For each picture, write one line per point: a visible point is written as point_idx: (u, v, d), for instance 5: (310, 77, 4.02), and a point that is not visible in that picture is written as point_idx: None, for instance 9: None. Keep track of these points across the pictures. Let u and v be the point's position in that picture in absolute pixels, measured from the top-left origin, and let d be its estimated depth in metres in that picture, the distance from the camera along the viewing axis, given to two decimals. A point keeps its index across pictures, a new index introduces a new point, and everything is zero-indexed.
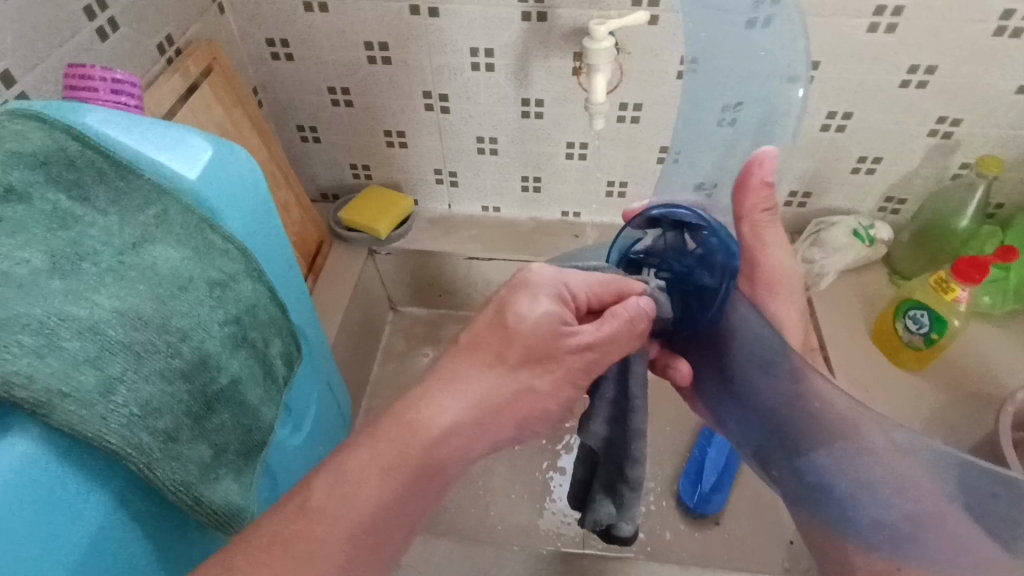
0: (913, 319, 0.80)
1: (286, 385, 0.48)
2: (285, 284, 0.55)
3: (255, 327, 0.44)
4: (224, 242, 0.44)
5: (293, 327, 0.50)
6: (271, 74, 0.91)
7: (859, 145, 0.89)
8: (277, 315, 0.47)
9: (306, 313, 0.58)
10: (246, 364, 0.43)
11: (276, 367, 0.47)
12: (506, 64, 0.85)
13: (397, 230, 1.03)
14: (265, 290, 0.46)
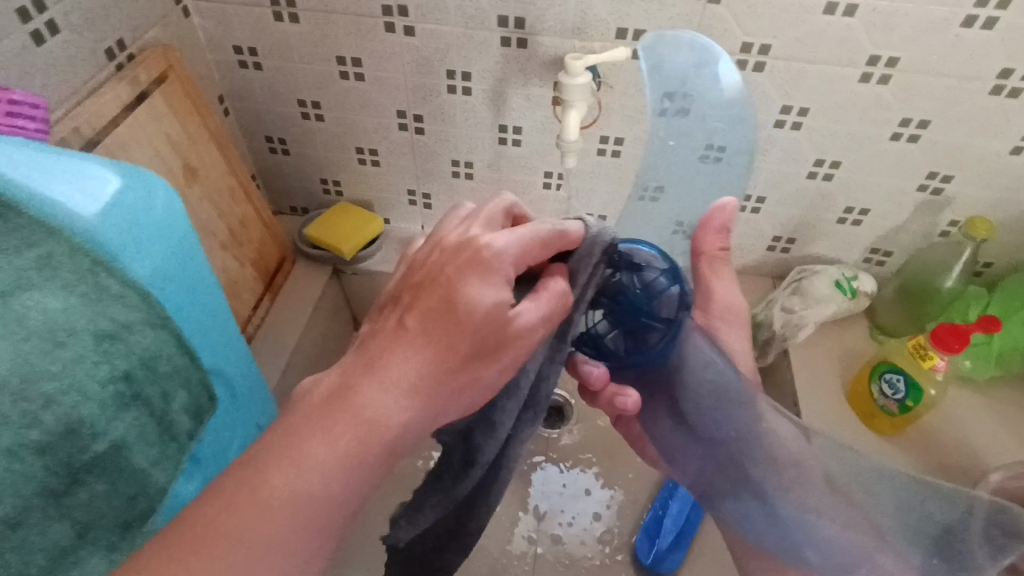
0: (889, 384, 0.77)
1: (186, 436, 0.47)
2: (204, 322, 0.53)
3: (149, 381, 0.42)
4: (121, 286, 0.41)
5: (204, 379, 0.48)
6: (238, 83, 0.87)
7: (847, 195, 0.85)
8: (182, 365, 0.46)
9: (229, 353, 0.57)
10: (133, 427, 0.42)
11: (176, 419, 0.46)
12: (484, 89, 0.81)
13: (363, 251, 0.99)
14: (169, 339, 0.44)
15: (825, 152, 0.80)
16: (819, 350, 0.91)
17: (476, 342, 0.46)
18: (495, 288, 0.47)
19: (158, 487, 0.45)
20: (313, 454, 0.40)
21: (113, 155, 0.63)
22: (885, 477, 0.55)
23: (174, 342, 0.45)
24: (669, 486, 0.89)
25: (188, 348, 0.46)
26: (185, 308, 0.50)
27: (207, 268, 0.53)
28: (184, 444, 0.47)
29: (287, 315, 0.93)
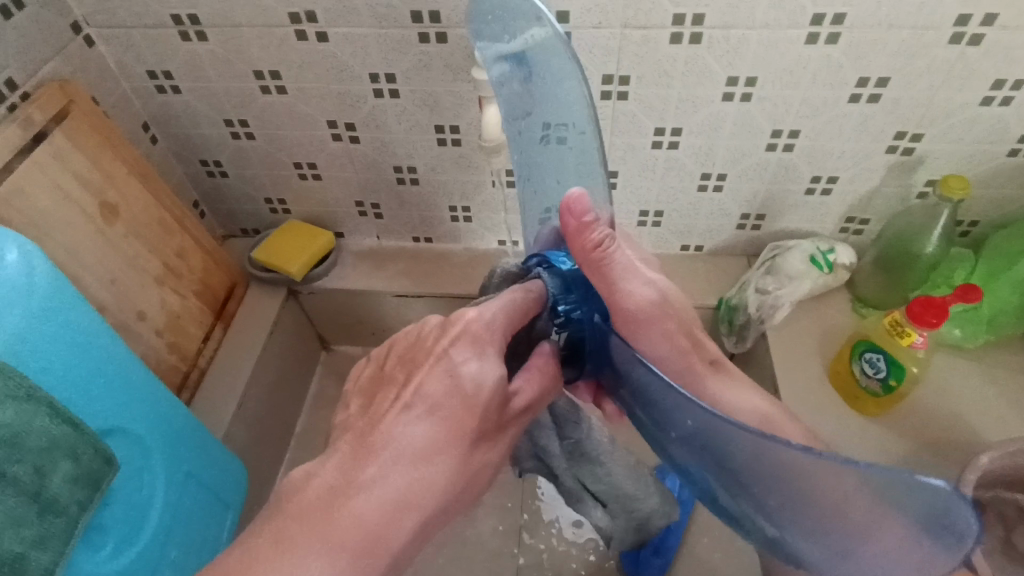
0: (869, 363, 0.72)
1: (68, 502, 0.50)
2: (90, 382, 0.56)
3: (11, 457, 0.46)
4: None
5: (89, 443, 0.52)
6: (161, 108, 0.83)
7: (811, 164, 0.80)
8: (53, 434, 0.49)
9: (128, 409, 0.59)
10: (5, 504, 0.45)
11: (53, 487, 0.49)
12: (412, 91, 0.77)
13: (316, 269, 0.95)
14: (30, 411, 0.47)
15: (781, 122, 0.75)
16: (798, 331, 0.86)
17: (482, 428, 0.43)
18: (489, 363, 0.44)
19: (45, 565, 0.48)
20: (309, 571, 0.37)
21: (9, 204, 0.60)
22: (864, 476, 0.22)
23: (43, 410, 0.48)
24: None
25: (61, 415, 0.50)
26: (59, 372, 0.53)
27: (87, 329, 0.56)
28: (67, 510, 0.50)
29: (241, 344, 0.90)
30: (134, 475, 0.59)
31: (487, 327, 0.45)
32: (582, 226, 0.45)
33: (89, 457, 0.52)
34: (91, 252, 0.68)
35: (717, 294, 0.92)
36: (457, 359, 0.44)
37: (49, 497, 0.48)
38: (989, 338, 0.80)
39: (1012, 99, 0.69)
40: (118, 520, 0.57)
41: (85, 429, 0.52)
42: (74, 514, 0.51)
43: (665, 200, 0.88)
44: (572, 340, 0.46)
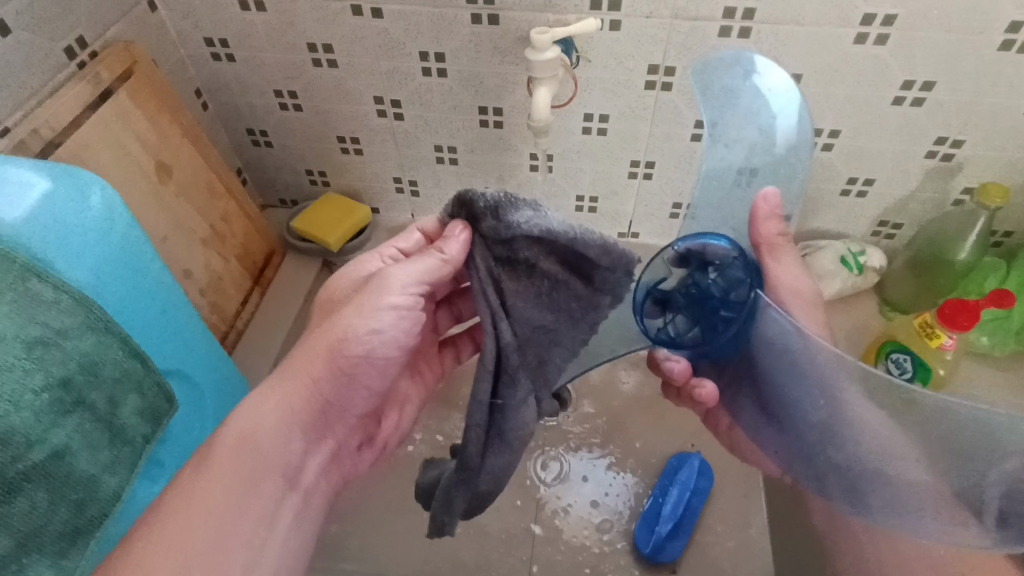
0: (895, 363, 0.71)
1: (133, 431, 0.54)
2: (154, 322, 0.59)
3: (89, 384, 0.49)
4: (56, 292, 0.47)
5: (156, 382, 0.56)
6: (214, 75, 0.85)
7: (849, 165, 0.80)
8: (124, 366, 0.52)
9: (184, 352, 0.63)
10: (82, 428, 0.48)
11: (121, 416, 0.52)
12: (459, 70, 0.78)
13: (351, 242, 0.98)
14: (107, 343, 0.50)
15: (822, 121, 0.76)
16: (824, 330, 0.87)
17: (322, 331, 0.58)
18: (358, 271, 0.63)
19: (114, 489, 0.52)
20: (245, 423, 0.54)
21: (75, 157, 0.62)
22: (915, 472, 0.41)
23: (118, 345, 0.52)
24: (669, 470, 0.87)
25: (133, 352, 0.53)
26: (129, 310, 0.56)
27: (156, 273, 0.59)
28: (131, 439, 0.53)
29: (277, 310, 0.93)
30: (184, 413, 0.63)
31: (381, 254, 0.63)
32: (771, 216, 0.65)
33: (153, 394, 0.56)
34: (145, 209, 0.71)
35: None
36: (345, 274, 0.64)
37: (119, 426, 0.52)
38: (1018, 348, 0.80)
39: None
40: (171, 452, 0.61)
41: (152, 368, 0.55)
42: (138, 445, 0.54)
43: None
44: (705, 323, 0.55)
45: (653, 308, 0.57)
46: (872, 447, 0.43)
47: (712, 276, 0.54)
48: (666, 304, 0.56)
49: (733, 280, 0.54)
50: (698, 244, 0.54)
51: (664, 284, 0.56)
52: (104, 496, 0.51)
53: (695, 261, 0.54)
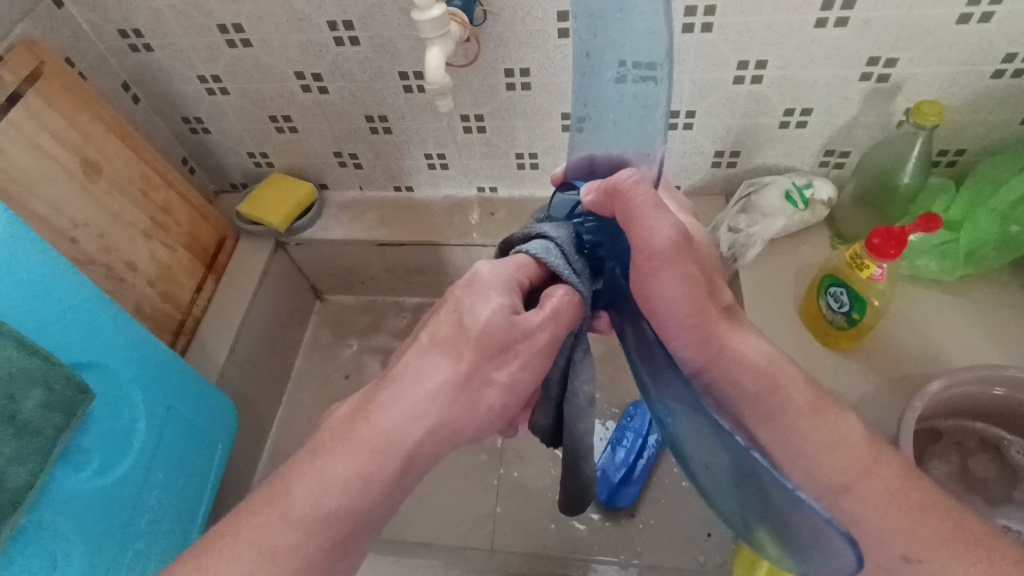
0: (833, 298, 0.71)
1: (56, 439, 0.48)
2: (93, 338, 0.57)
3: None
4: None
5: (67, 372, 0.49)
6: (137, 67, 0.85)
7: (783, 95, 0.78)
8: (38, 367, 0.47)
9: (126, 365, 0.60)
10: None
11: (39, 421, 0.47)
12: (371, 37, 0.76)
13: (299, 220, 0.98)
14: (7, 347, 0.45)
15: (747, 53, 0.73)
16: (772, 268, 0.85)
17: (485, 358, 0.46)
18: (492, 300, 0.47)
19: (26, 480, 0.46)
20: (336, 468, 0.44)
21: None
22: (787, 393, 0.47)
23: (12, 344, 0.45)
24: (621, 420, 0.86)
25: (31, 346, 0.46)
26: (53, 330, 0.54)
27: (99, 297, 0.58)
28: (57, 444, 0.49)
29: (231, 293, 0.94)
30: (111, 405, 0.58)
31: (509, 280, 0.48)
32: (630, 190, 0.46)
33: (64, 387, 0.49)
34: (73, 208, 0.73)
35: None
36: (473, 299, 0.47)
37: (25, 424, 0.46)
38: (968, 273, 0.78)
39: (991, 16, 0.65)
40: (94, 442, 0.56)
41: (60, 360, 0.48)
42: (53, 436, 0.48)
43: None
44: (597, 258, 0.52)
45: None
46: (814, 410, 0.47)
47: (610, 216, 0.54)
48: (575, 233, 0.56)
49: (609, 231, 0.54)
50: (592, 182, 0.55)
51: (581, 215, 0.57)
52: (9, 496, 0.45)
53: None
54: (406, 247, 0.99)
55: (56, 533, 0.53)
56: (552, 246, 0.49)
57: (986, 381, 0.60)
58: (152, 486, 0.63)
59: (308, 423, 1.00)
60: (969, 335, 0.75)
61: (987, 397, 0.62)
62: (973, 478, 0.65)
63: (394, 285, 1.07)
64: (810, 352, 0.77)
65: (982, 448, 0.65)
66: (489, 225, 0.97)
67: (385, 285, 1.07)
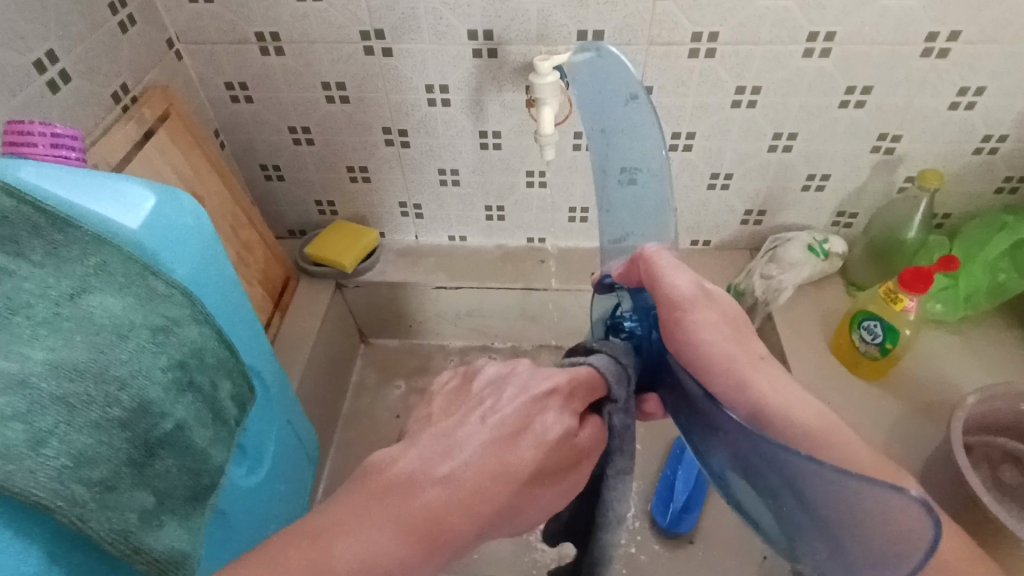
0: (867, 331, 0.82)
1: (236, 427, 0.50)
2: (251, 346, 0.58)
3: (201, 371, 0.45)
4: (169, 286, 0.45)
5: (243, 367, 0.51)
6: (231, 116, 0.93)
7: (807, 163, 0.92)
8: (227, 358, 0.49)
9: (270, 375, 0.61)
10: (196, 408, 0.45)
11: (226, 409, 0.49)
12: (462, 99, 0.87)
13: (362, 264, 1.04)
14: (211, 333, 0.47)
15: (781, 126, 0.88)
16: (800, 311, 0.96)
17: (538, 475, 0.46)
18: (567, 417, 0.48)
19: (219, 466, 0.47)
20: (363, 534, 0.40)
21: None
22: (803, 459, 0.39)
23: (216, 334, 0.48)
24: (677, 453, 0.91)
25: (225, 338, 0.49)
26: (233, 335, 0.55)
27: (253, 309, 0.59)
28: (235, 436, 0.50)
29: (295, 330, 0.97)
30: (261, 411, 0.58)
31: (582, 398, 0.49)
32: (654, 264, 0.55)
33: (242, 381, 0.51)
34: None
35: (725, 282, 1.03)
36: (550, 411, 0.48)
37: (220, 410, 0.48)
38: (967, 313, 0.92)
39: (974, 105, 0.82)
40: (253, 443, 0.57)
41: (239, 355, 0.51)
42: (233, 426, 0.50)
43: (678, 199, 0.99)
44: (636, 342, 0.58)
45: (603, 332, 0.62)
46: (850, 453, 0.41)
47: (639, 299, 0.59)
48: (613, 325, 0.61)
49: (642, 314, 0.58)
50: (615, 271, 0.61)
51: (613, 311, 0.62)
52: (210, 479, 0.46)
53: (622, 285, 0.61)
54: (461, 290, 1.05)
55: (224, 540, 0.52)
56: (609, 364, 0.51)
57: (1008, 394, 0.71)
58: (277, 499, 0.63)
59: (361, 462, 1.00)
60: (974, 366, 0.88)
61: (1011, 410, 0.73)
62: (1004, 485, 0.74)
63: (441, 329, 1.12)
64: (845, 382, 0.87)
65: (1006, 459, 0.75)
66: (541, 271, 1.05)
67: (432, 329, 1.12)
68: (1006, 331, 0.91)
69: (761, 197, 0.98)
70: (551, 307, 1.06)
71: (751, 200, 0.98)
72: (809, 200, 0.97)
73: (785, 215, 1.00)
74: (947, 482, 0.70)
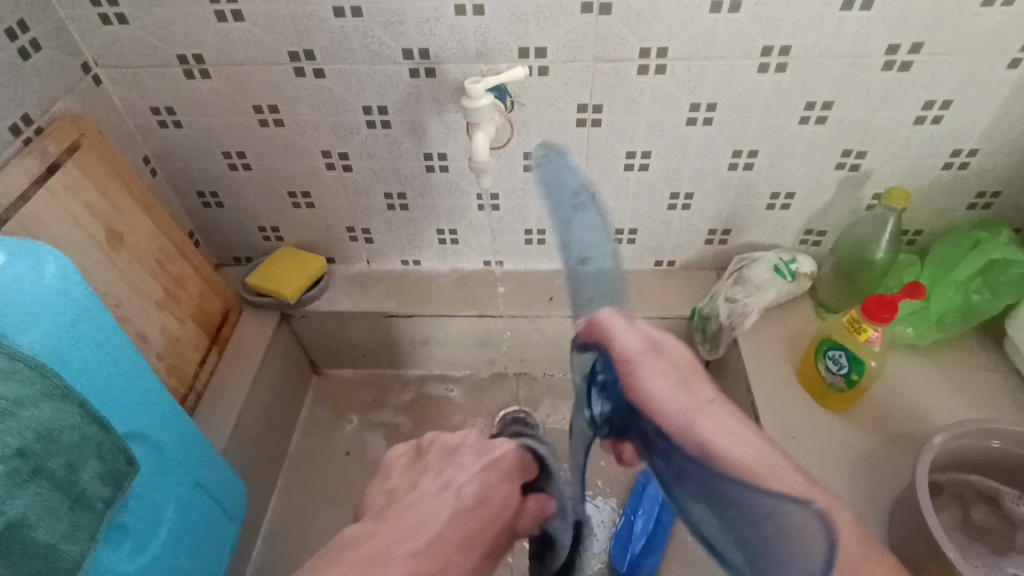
0: (833, 361, 0.78)
1: (105, 510, 0.45)
2: (146, 408, 0.53)
3: (51, 456, 0.41)
4: (11, 361, 0.40)
5: (119, 442, 0.47)
6: (161, 143, 0.87)
7: (770, 182, 0.88)
8: (93, 434, 0.44)
9: (173, 437, 0.57)
10: (41, 500, 0.40)
11: (92, 492, 0.44)
12: (403, 120, 0.82)
13: (307, 293, 0.99)
14: (68, 410, 0.42)
15: (740, 144, 0.83)
16: (767, 336, 0.92)
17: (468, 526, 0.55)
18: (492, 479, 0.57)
19: (77, 560, 0.43)
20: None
21: (24, 230, 0.63)
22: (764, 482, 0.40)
23: (77, 409, 0.44)
24: (636, 490, 0.88)
25: (93, 413, 0.45)
26: (117, 398, 0.50)
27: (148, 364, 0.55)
28: (104, 520, 0.45)
29: (236, 366, 0.92)
30: (156, 481, 0.53)
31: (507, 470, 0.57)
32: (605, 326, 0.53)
33: (118, 458, 0.47)
34: (95, 276, 0.71)
35: (690, 305, 0.98)
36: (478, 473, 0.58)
37: (80, 496, 0.43)
38: (940, 336, 0.87)
39: (941, 119, 0.78)
40: (143, 522, 0.51)
41: (114, 428, 0.47)
42: (101, 511, 0.45)
43: (639, 218, 0.94)
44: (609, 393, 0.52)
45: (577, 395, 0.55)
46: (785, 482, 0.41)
47: (609, 365, 0.51)
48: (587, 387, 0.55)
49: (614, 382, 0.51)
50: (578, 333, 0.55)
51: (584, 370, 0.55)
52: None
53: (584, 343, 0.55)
54: (414, 319, 1.00)
55: None
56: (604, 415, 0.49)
57: (984, 431, 0.67)
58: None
59: (308, 505, 0.95)
60: (948, 392, 0.83)
61: (985, 448, 0.69)
62: (978, 527, 0.69)
63: (397, 358, 1.07)
64: (812, 413, 0.82)
65: (979, 499, 0.71)
66: (497, 298, 1.00)
67: (387, 358, 1.07)
68: (981, 354, 0.87)
69: (725, 215, 0.93)
70: (508, 335, 1.01)
71: (715, 218, 0.93)
72: (777, 219, 0.93)
73: (752, 233, 0.95)
74: (913, 528, 0.66)
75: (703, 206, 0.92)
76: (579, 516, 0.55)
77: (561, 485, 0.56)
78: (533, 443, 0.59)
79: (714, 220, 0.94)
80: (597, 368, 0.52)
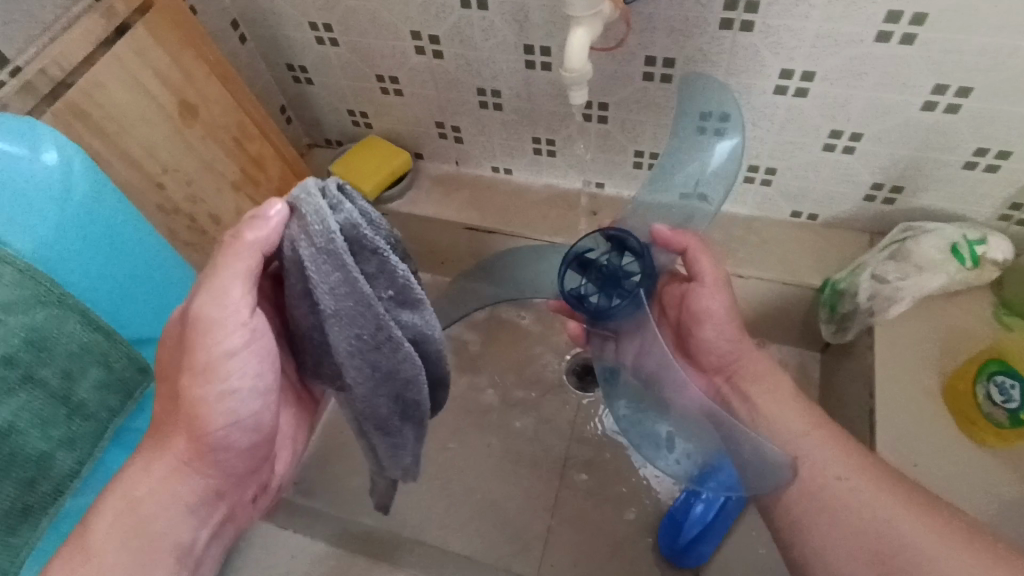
0: (1001, 389, 0.63)
1: (107, 411, 0.55)
2: (159, 316, 0.62)
3: (48, 365, 0.49)
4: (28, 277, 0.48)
5: (122, 355, 0.55)
6: (249, 6, 0.80)
7: (978, 133, 0.64)
8: (94, 346, 0.52)
9: None
10: (32, 405, 0.49)
11: (90, 398, 0.53)
12: (502, 2, 0.68)
13: (389, 190, 0.93)
14: (69, 324, 0.50)
15: (949, 76, 0.60)
16: (915, 331, 0.73)
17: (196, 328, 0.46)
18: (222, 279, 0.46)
19: (72, 451, 0.52)
20: None
21: (89, 98, 0.61)
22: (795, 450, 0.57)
23: (78, 321, 0.51)
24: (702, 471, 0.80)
25: (98, 326, 0.53)
26: (128, 303, 0.59)
27: (169, 272, 0.62)
28: (108, 419, 0.55)
29: None
30: None
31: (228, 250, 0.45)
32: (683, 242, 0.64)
33: (123, 365, 0.55)
34: (165, 151, 0.69)
35: (823, 274, 0.79)
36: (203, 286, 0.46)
37: (78, 402, 0.52)
38: None
39: None
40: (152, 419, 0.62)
41: (120, 339, 0.55)
42: (104, 414, 0.55)
43: (780, 156, 0.75)
44: (609, 289, 0.65)
45: (575, 269, 0.67)
46: (781, 418, 0.60)
47: (645, 259, 0.64)
48: (586, 270, 0.66)
49: (636, 270, 0.65)
50: (624, 237, 0.65)
51: (590, 254, 0.67)
52: (59, 474, 0.51)
53: (617, 246, 0.65)
54: (495, 236, 0.91)
55: None
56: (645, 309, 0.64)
57: None
58: None
59: None
60: None
61: None
62: None
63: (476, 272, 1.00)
64: (949, 438, 0.66)
65: None
66: (589, 226, 0.88)
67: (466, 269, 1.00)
68: None
69: (905, 169, 0.71)
70: None
71: (884, 171, 0.72)
72: (972, 182, 0.69)
73: (936, 196, 0.72)
74: None
75: (872, 154, 0.70)
76: (383, 340, 0.48)
77: (319, 295, 0.44)
78: (315, 202, 0.43)
79: (883, 174, 0.72)
80: (616, 259, 0.66)
